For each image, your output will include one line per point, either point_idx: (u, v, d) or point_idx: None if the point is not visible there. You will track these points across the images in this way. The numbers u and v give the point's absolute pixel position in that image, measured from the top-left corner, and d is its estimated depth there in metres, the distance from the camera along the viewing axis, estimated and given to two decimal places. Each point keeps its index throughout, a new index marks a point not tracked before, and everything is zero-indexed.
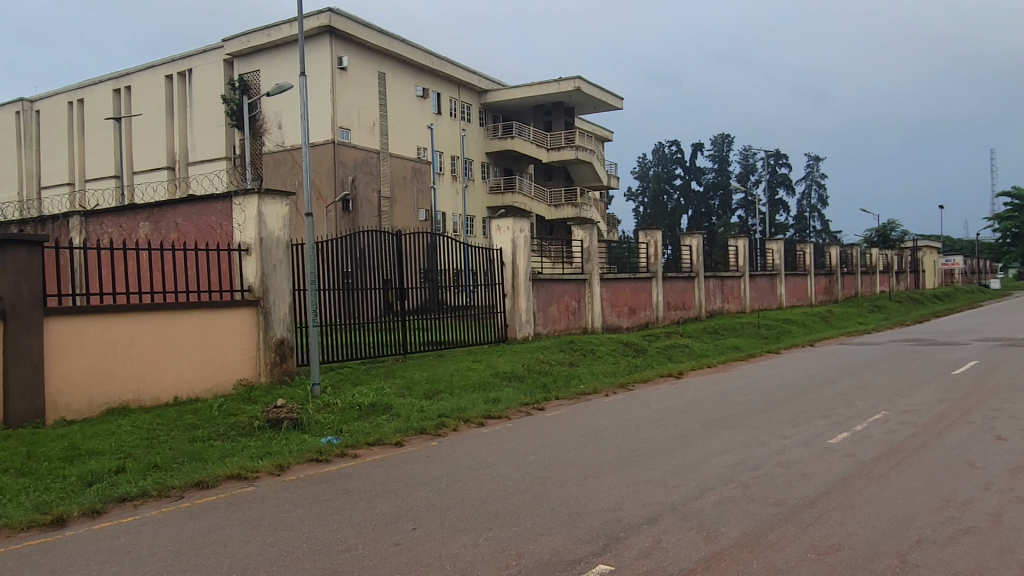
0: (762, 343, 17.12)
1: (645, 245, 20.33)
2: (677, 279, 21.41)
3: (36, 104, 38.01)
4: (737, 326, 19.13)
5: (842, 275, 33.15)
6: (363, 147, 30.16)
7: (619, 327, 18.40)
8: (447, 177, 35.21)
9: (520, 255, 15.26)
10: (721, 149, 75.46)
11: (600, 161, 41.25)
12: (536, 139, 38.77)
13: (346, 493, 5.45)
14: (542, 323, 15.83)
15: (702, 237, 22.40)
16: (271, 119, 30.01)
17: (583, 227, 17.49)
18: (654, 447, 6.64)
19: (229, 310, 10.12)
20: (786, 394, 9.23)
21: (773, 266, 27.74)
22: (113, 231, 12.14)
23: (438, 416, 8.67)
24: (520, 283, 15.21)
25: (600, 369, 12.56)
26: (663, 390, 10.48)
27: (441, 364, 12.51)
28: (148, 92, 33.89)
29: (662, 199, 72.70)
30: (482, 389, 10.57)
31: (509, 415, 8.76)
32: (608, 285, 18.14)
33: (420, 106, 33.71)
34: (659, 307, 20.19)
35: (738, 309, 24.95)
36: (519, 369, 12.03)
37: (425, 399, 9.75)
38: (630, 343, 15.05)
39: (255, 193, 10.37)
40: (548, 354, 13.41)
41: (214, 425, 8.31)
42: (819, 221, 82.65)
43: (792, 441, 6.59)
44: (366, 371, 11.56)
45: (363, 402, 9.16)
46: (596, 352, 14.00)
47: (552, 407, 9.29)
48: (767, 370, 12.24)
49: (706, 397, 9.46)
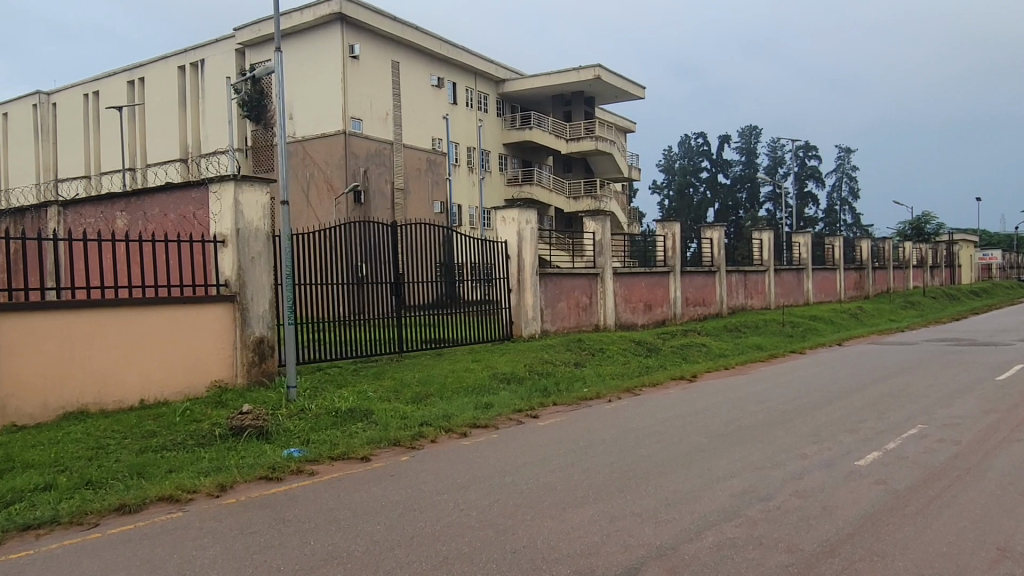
0: (787, 342, 16.04)
1: (663, 238, 19.31)
2: (697, 274, 20.39)
3: (53, 96, 37.95)
4: (760, 323, 18.06)
5: (873, 269, 31.74)
6: (375, 138, 29.45)
7: (633, 324, 17.45)
8: (463, 169, 34.50)
9: (528, 249, 14.37)
10: (749, 141, 73.73)
11: (621, 152, 40.15)
12: (555, 130, 37.82)
13: (280, 525, 4.65)
14: (550, 320, 14.96)
15: (725, 230, 21.34)
16: (282, 109, 29.57)
17: (595, 218, 16.51)
18: (650, 466, 5.76)
19: (203, 306, 9.42)
20: (809, 402, 8.27)
21: (800, 260, 26.53)
22: (93, 221, 11.53)
23: (419, 424, 7.87)
24: (527, 278, 14.34)
25: (608, 371, 11.68)
26: (673, 394, 9.56)
27: (437, 364, 11.70)
28: (161, 83, 33.53)
29: (687, 192, 71.28)
30: (476, 393, 9.75)
31: (498, 423, 7.93)
32: (621, 280, 17.18)
33: (435, 95, 32.91)
34: (677, 304, 19.21)
35: (763, 305, 23.85)
36: (520, 370, 11.20)
37: (411, 404, 8.96)
38: (643, 341, 14.13)
39: (231, 179, 9.63)
40: (553, 354, 12.55)
41: (172, 433, 7.57)
42: (850, 214, 80.49)
43: (813, 463, 5.67)
44: (354, 372, 10.80)
45: (340, 408, 8.40)
46: (605, 351, 13.11)
47: (547, 414, 8.41)
48: (789, 373, 11.26)
49: (718, 404, 8.54)
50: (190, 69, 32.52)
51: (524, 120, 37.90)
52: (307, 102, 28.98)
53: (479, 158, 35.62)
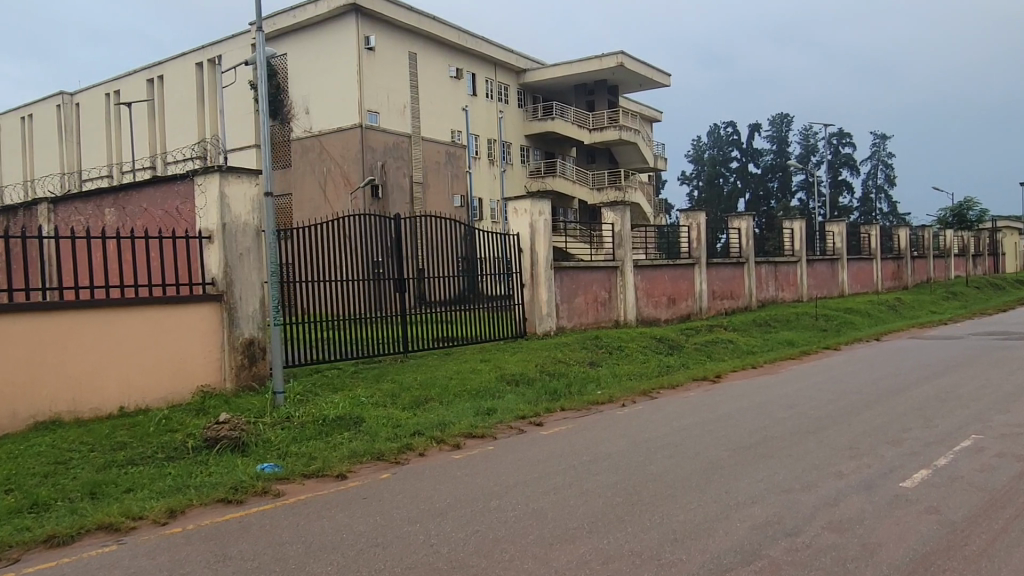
0: (820, 337, 15.06)
1: (687, 228, 18.42)
2: (724, 266, 19.45)
3: (77, 96, 38.04)
4: (791, 317, 17.09)
5: (911, 259, 30.38)
6: (393, 131, 28.87)
7: (655, 319, 16.60)
8: (483, 161, 33.85)
9: (541, 242, 13.60)
10: (780, 129, 71.92)
11: (646, 142, 39.10)
12: (577, 120, 36.94)
13: (218, 565, 3.98)
14: (566, 316, 14.20)
15: (754, 219, 20.35)
16: (299, 104, 29.19)
17: (614, 209, 15.65)
18: (659, 487, 5.00)
19: (189, 305, 8.85)
20: (845, 406, 7.41)
21: (834, 250, 25.37)
22: (83, 218, 11.05)
23: (409, 433, 7.19)
24: (540, 273, 13.58)
25: (626, 371, 10.91)
26: (694, 397, 8.74)
27: (442, 364, 11.03)
28: (179, 81, 33.31)
29: (717, 182, 69.80)
30: (480, 397, 9.05)
31: (496, 432, 7.20)
32: (642, 273, 16.33)
33: (454, 86, 32.24)
34: (702, 297, 18.32)
35: (795, 298, 22.80)
36: (530, 371, 10.48)
37: (407, 411, 8.29)
38: (666, 338, 13.30)
39: (215, 170, 9.03)
40: (567, 352, 11.82)
41: (143, 444, 6.99)
42: (886, 203, 78.18)
43: (850, 484, 4.86)
44: (354, 375, 10.18)
45: (328, 415, 7.77)
46: (623, 350, 12.34)
47: (553, 421, 7.65)
48: (823, 371, 10.37)
49: (743, 408, 7.72)
50: (207, 65, 32.24)
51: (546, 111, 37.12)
52: (324, 96, 28.53)
53: (500, 150, 34.92)
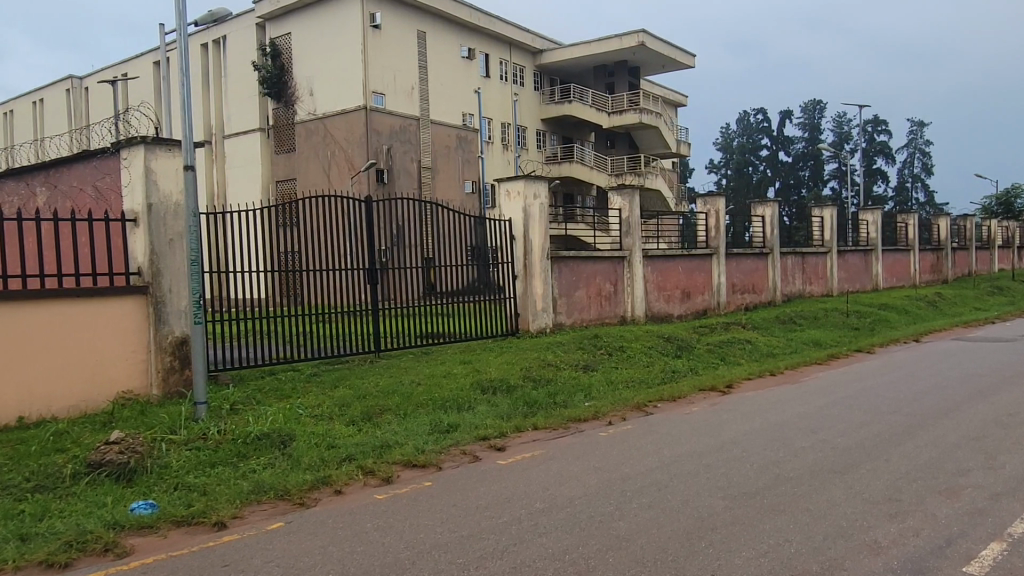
0: (851, 337, 13.46)
1: (704, 216, 16.90)
2: (745, 257, 17.87)
3: (86, 79, 37.26)
4: (818, 314, 15.50)
5: (952, 250, 28.40)
6: (400, 114, 27.59)
7: (667, 315, 15.14)
8: (497, 146, 32.47)
9: (537, 229, 12.16)
10: (811, 116, 69.34)
11: (668, 126, 37.34)
12: (596, 104, 35.32)
13: None
14: (566, 311, 12.75)
15: (779, 206, 18.79)
16: (303, 85, 27.96)
17: (621, 192, 14.15)
18: (622, 562, 3.62)
19: (106, 299, 7.58)
20: (884, 434, 5.93)
21: (867, 241, 23.57)
22: (18, 198, 9.88)
23: (337, 460, 5.85)
24: (536, 263, 12.15)
25: (623, 377, 9.49)
26: (700, 414, 7.28)
27: (414, 366, 9.69)
28: (185, 63, 32.28)
29: (746, 171, 67.72)
30: (443, 411, 7.69)
31: (443, 460, 5.83)
32: (652, 264, 14.83)
33: (466, 68, 30.85)
34: (720, 290, 16.79)
35: (823, 292, 21.12)
36: (512, 376, 9.12)
37: (352, 428, 6.97)
38: (675, 337, 11.82)
39: (140, 142, 7.77)
40: (560, 354, 10.41)
41: (16, 469, 5.71)
42: (923, 192, 75.17)
43: (892, 567, 3.43)
44: (307, 380, 8.92)
45: (253, 431, 6.48)
46: (625, 351, 10.89)
47: (518, 446, 6.24)
48: (855, 380, 8.82)
49: (754, 431, 6.26)
50: (213, 47, 31.17)
51: (563, 94, 35.57)
52: (329, 77, 27.28)
53: (515, 134, 33.50)
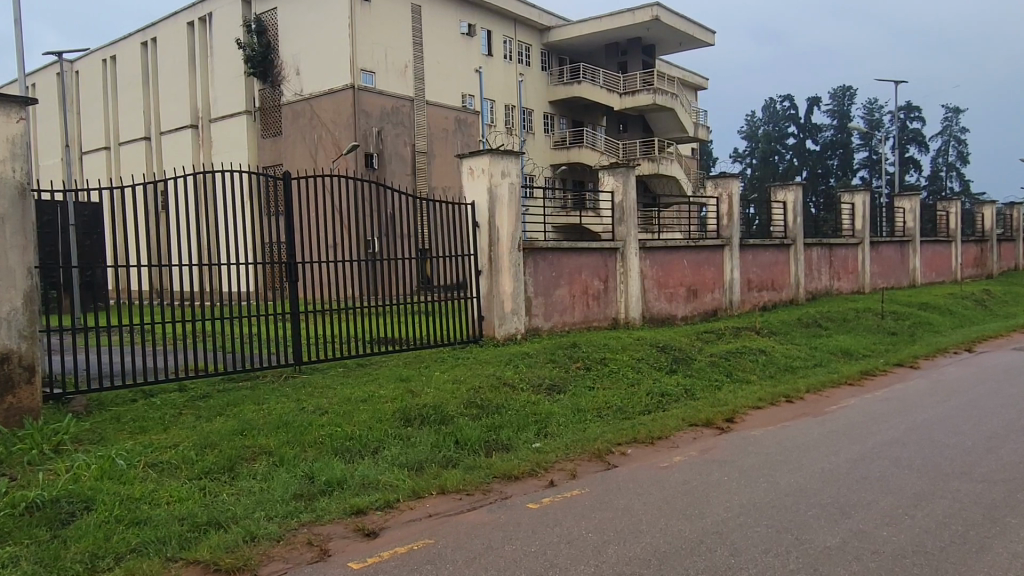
0: (889, 345, 11.26)
1: (715, 202, 14.78)
2: (764, 249, 15.66)
3: (76, 64, 35.70)
4: (848, 315, 13.32)
5: (998, 241, 25.77)
6: (391, 93, 25.57)
7: (670, 317, 13.04)
8: (500, 130, 30.38)
9: (506, 214, 9.96)
10: (841, 103, 66.12)
11: (685, 108, 34.91)
12: (607, 84, 33.06)
13: None
14: (543, 314, 10.63)
15: (803, 191, 16.56)
16: (289, 64, 26.09)
17: (614, 172, 12.06)
18: None
19: None
20: (958, 525, 3.83)
21: (903, 231, 21.18)
22: None
23: (116, 558, 3.88)
24: (503, 257, 9.96)
25: (597, 402, 7.41)
26: (683, 468, 5.19)
27: (334, 386, 7.70)
28: (171, 44, 30.52)
29: (772, 160, 64.91)
30: (338, 456, 5.69)
31: (268, 559, 3.83)
32: (652, 257, 12.68)
33: (465, 45, 28.77)
34: (732, 287, 14.61)
35: (854, 288, 18.80)
36: (450, 402, 7.10)
37: (191, 486, 4.98)
38: (672, 345, 9.72)
39: None
40: (524, 371, 8.33)
41: None
42: (958, 181, 71.55)
43: None
44: (189, 405, 6.99)
45: (31, 496, 4.53)
46: (608, 366, 8.79)
47: (400, 527, 4.23)
48: (902, 411, 6.67)
49: (755, 509, 4.19)
50: (198, 26, 29.36)
51: (572, 75, 33.38)
52: (316, 55, 25.36)
53: (520, 118, 31.38)
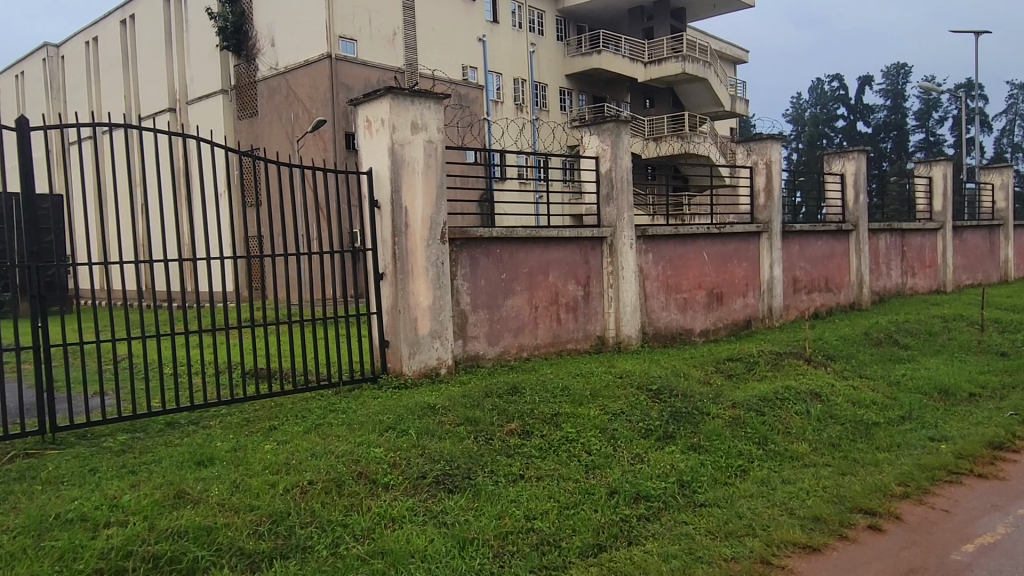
0: (1009, 376, 7.60)
1: (750, 173, 11.21)
2: (814, 237, 11.99)
3: (61, 46, 33.22)
4: (934, 327, 9.67)
5: None
6: (377, 64, 22.30)
7: (684, 332, 9.56)
8: (508, 106, 27.05)
9: (419, 187, 6.58)
10: (895, 82, 60.58)
11: (721, 79, 30.96)
12: (631, 54, 29.36)
13: None
14: (485, 335, 7.27)
15: (867, 160, 12.87)
16: (264, 35, 23.06)
17: (599, 130, 8.55)
18: None
19: None
20: None
21: (992, 213, 17.22)
22: None
23: None
24: (416, 252, 6.55)
25: (508, 519, 4.05)
26: None
27: (75, 479, 4.48)
28: (148, 18, 27.71)
29: (820, 144, 59.98)
30: None
31: None
32: (657, 249, 9.16)
33: (467, 11, 25.39)
34: (774, 287, 11.02)
35: (932, 286, 14.99)
36: (227, 524, 3.81)
37: None
38: (672, 388, 6.22)
39: None
40: (408, 446, 4.92)
41: None
42: None
43: None
44: None
45: None
46: (564, 432, 5.35)
47: None
48: None
49: None
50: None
51: (592, 44, 29.71)
52: (291, 22, 22.25)
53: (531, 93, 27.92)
